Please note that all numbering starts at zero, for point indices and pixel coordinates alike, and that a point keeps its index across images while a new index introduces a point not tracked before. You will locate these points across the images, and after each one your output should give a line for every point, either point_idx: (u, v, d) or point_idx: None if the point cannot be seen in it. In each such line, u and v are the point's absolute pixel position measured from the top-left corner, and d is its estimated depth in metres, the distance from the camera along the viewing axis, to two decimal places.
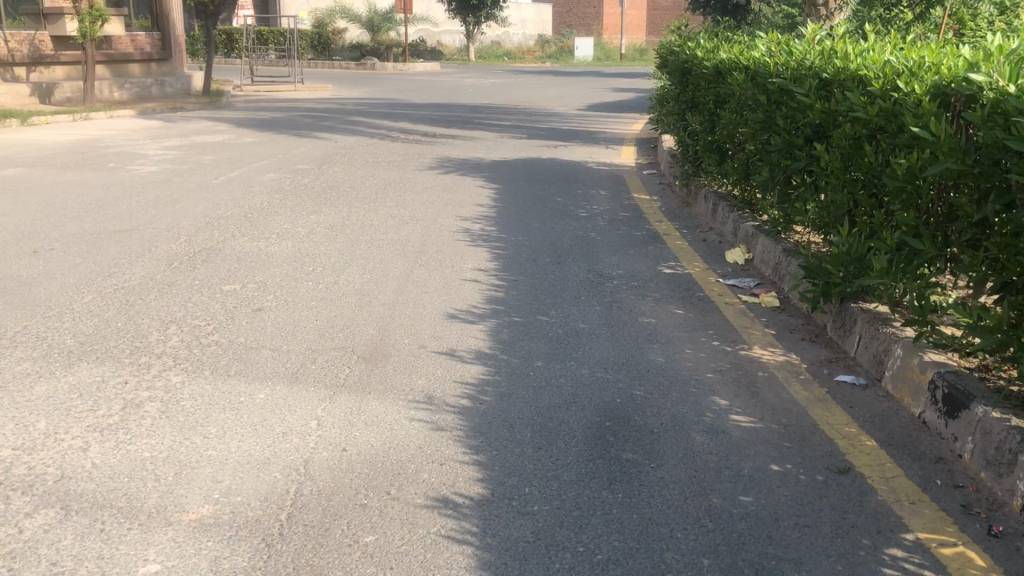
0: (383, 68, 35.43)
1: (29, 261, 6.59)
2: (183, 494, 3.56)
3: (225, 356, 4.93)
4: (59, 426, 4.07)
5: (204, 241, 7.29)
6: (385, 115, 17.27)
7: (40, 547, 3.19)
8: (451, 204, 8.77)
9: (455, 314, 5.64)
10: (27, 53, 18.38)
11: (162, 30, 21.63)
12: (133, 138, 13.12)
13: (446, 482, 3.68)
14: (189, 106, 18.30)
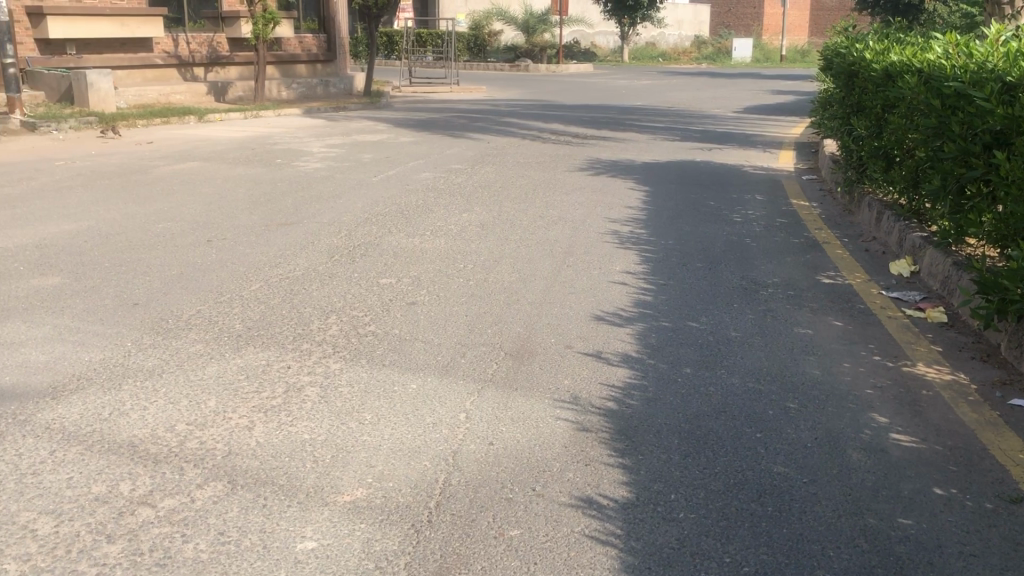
0: (537, 69, 35.79)
1: (204, 249, 7.04)
2: (339, 476, 3.72)
3: (380, 347, 5.11)
4: (228, 405, 4.34)
5: (362, 235, 7.58)
6: (538, 116, 17.41)
7: (209, 516, 3.41)
8: (601, 206, 8.77)
9: (602, 316, 5.64)
10: (206, 54, 19.65)
11: (328, 32, 22.65)
12: (299, 136, 13.78)
13: (591, 483, 3.69)
14: (351, 106, 19.07)
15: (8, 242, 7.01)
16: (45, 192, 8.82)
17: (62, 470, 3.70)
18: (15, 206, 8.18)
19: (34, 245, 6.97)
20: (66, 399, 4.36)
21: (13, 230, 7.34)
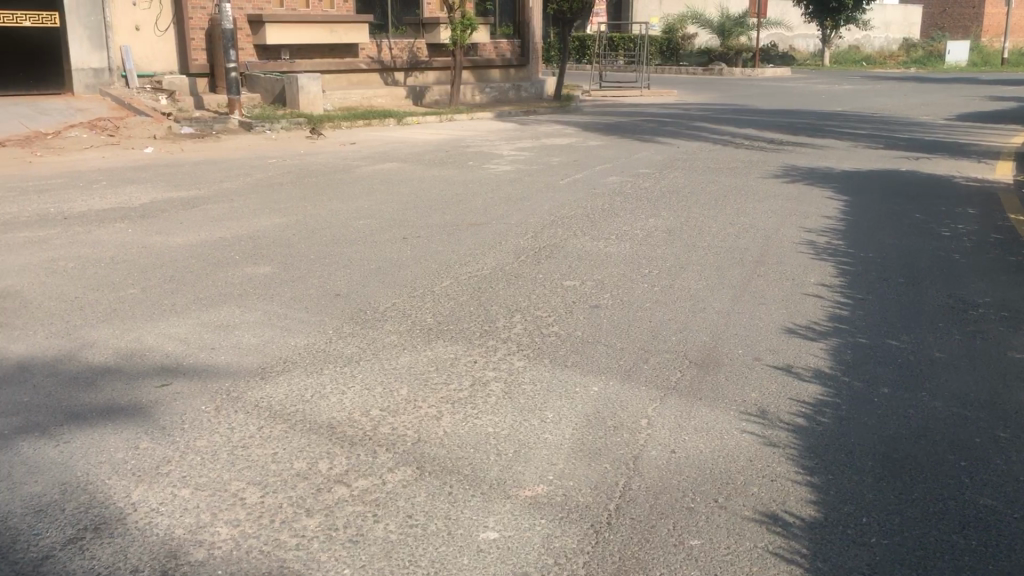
0: (732, 74, 34.96)
1: (400, 245, 7.37)
2: (522, 470, 3.80)
3: (564, 347, 5.17)
4: (418, 394, 4.52)
5: (549, 237, 7.68)
6: (730, 121, 17.00)
7: (399, 499, 3.57)
8: (795, 215, 8.46)
9: (793, 329, 5.45)
10: (407, 59, 20.52)
11: (522, 37, 23.12)
12: (491, 139, 14.13)
13: (776, 499, 3.58)
14: (541, 110, 19.36)
15: (226, 232, 7.60)
16: (259, 187, 9.49)
17: (268, 445, 3.99)
18: (233, 200, 8.85)
19: (249, 237, 7.52)
20: (272, 379, 4.69)
21: (230, 222, 7.95)
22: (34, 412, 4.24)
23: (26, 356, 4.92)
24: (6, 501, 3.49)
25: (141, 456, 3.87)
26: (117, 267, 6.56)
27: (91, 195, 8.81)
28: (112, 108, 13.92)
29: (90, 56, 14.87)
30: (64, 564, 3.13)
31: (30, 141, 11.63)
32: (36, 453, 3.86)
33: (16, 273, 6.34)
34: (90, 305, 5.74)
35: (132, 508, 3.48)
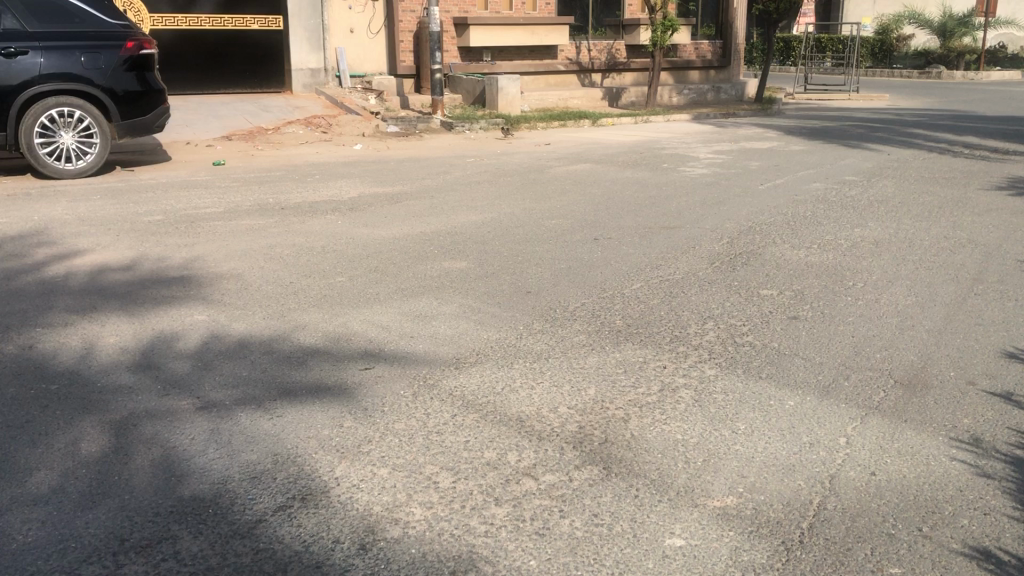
0: (952, 77, 32.69)
1: (592, 246, 7.41)
2: (710, 480, 3.73)
3: (758, 358, 5.03)
4: (606, 395, 4.53)
5: (745, 244, 7.48)
6: (949, 127, 15.90)
7: (585, 497, 3.60)
8: (1020, 231, 7.80)
9: (1014, 354, 5.04)
10: (605, 61, 20.57)
11: (724, 38, 22.63)
12: (688, 141, 13.92)
13: (989, 534, 3.33)
14: (740, 113, 18.87)
15: (426, 227, 7.92)
16: (458, 185, 9.81)
17: (461, 433, 4.12)
18: (433, 196, 9.19)
19: (447, 232, 7.79)
20: (466, 370, 4.85)
21: (430, 217, 8.26)
22: (251, 386, 4.60)
23: (245, 334, 5.33)
24: (226, 466, 3.80)
25: (344, 435, 4.10)
26: (327, 256, 6.98)
27: (306, 188, 9.41)
28: (326, 106, 14.81)
29: (308, 57, 15.86)
30: (274, 529, 3.37)
31: (254, 136, 12.58)
32: (252, 424, 4.18)
33: (239, 257, 6.88)
34: (302, 291, 6.15)
35: (335, 483, 3.70)
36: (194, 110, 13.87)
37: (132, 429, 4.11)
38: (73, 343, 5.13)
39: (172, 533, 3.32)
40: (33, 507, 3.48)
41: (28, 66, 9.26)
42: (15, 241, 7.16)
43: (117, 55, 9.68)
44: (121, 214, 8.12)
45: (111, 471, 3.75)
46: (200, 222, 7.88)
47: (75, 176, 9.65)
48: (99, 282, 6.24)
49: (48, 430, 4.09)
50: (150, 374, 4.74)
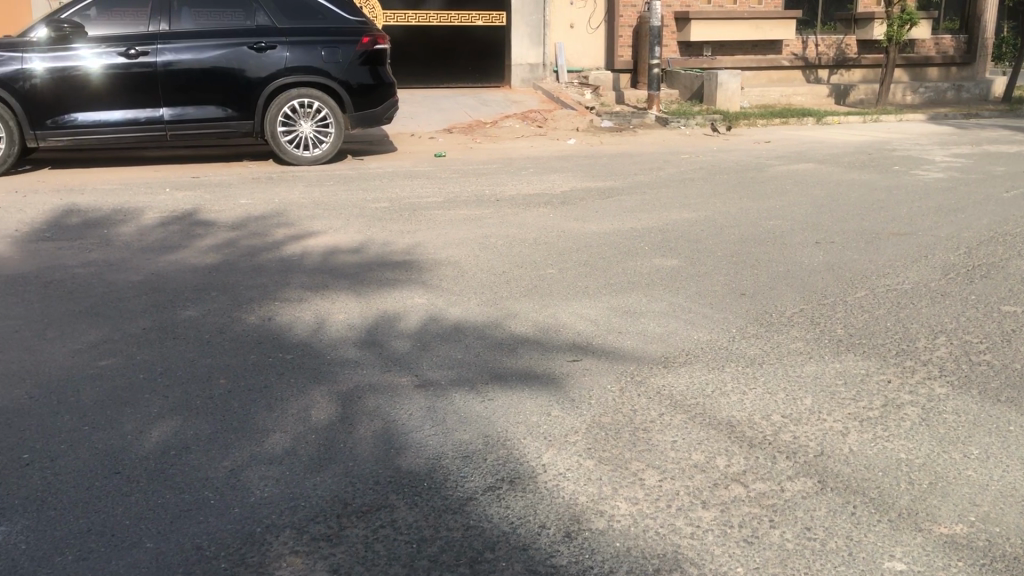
0: None
1: (812, 250, 7.10)
2: (937, 505, 3.48)
3: (996, 380, 4.64)
4: (823, 406, 4.34)
5: (985, 256, 6.91)
6: None
7: (797, 509, 3.46)
8: None
9: None
10: (833, 56, 19.58)
11: (970, 33, 20.97)
12: (922, 143, 13.00)
13: None
14: (984, 113, 17.40)
15: (638, 223, 7.88)
16: (671, 182, 9.67)
17: (668, 433, 4.08)
18: (645, 193, 9.12)
19: (660, 229, 7.72)
20: (675, 370, 4.79)
21: (642, 214, 8.20)
22: (464, 368, 4.77)
23: (460, 319, 5.53)
24: (440, 443, 3.97)
25: (552, 423, 4.16)
26: (540, 248, 7.10)
27: (521, 181, 9.61)
28: (543, 101, 15.06)
29: (528, 52, 16.27)
30: (484, 508, 3.48)
31: (473, 129, 13.01)
32: (465, 405, 4.34)
33: (456, 245, 7.14)
34: (515, 280, 6.29)
35: (542, 470, 3.77)
36: (419, 103, 14.53)
37: (355, 400, 4.37)
38: (305, 318, 5.53)
39: (389, 501, 3.51)
40: (268, 465, 3.78)
41: (275, 60, 10.03)
42: (258, 221, 7.80)
43: (353, 49, 10.29)
44: (350, 200, 8.64)
45: (337, 438, 4.01)
46: (421, 210, 8.24)
47: (309, 163, 10.42)
48: (329, 262, 6.68)
49: (282, 396, 4.43)
50: (373, 350, 5.02)
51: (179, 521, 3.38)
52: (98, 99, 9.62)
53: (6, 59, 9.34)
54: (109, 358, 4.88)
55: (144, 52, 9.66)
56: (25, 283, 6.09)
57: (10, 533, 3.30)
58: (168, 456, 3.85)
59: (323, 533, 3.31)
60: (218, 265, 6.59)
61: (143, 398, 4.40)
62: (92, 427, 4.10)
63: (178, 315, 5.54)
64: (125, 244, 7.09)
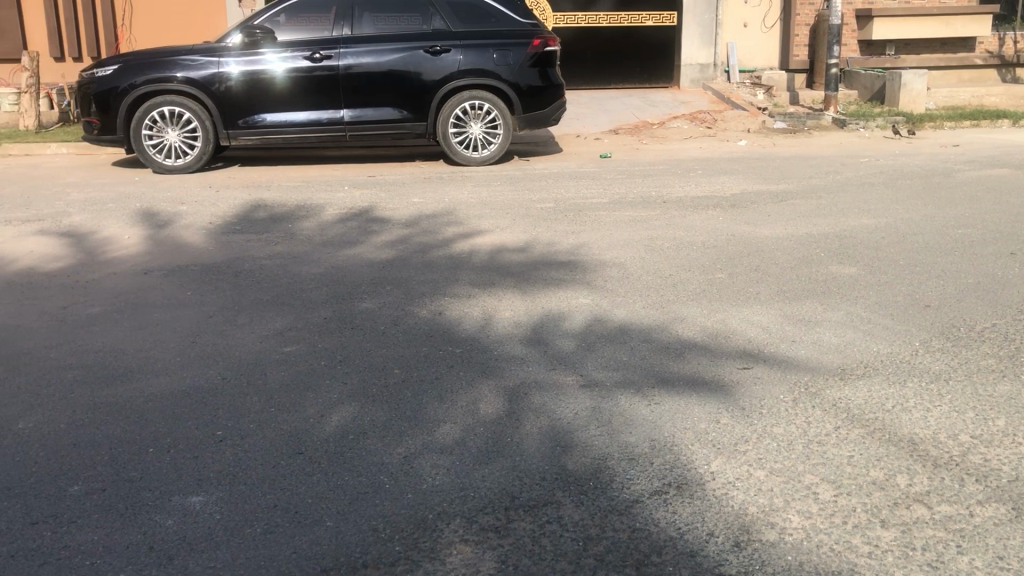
0: None
1: (1006, 261, 6.63)
2: None
3: None
4: (1018, 429, 4.05)
5: None
6: None
7: (989, 537, 3.26)
8: None
9: None
10: None
11: None
12: None
13: None
14: None
15: (812, 229, 7.60)
16: (849, 186, 9.27)
17: (844, 447, 3.92)
18: (820, 197, 8.79)
19: (836, 235, 7.42)
20: (852, 382, 4.59)
21: (817, 219, 7.91)
22: (631, 370, 4.75)
23: (626, 320, 5.51)
24: (607, 444, 3.97)
25: (721, 430, 4.09)
26: (708, 251, 6.97)
27: (689, 183, 9.46)
28: (712, 102, 14.78)
29: (699, 52, 15.96)
30: (650, 511, 3.46)
31: (640, 131, 12.94)
32: (631, 407, 4.32)
33: (622, 247, 7.12)
34: (682, 284, 6.21)
35: (711, 477, 3.71)
36: (585, 104, 14.57)
37: (523, 397, 4.44)
38: (474, 314, 5.66)
39: (556, 498, 3.55)
40: (439, 455, 3.90)
41: (449, 62, 10.31)
42: (430, 219, 8.04)
43: (524, 52, 10.45)
44: (518, 200, 8.78)
45: (505, 432, 4.09)
46: (588, 211, 8.27)
47: (478, 163, 10.63)
48: (497, 260, 6.81)
49: (452, 388, 4.56)
50: (539, 348, 5.08)
51: (356, 503, 3.54)
52: (284, 101, 10.20)
53: (204, 63, 10.04)
54: (292, 345, 5.17)
55: (327, 55, 10.15)
56: (218, 272, 6.54)
57: (205, 503, 3.55)
58: (347, 440, 4.04)
59: (491, 524, 3.38)
60: (392, 260, 6.85)
61: (323, 384, 4.63)
62: (277, 408, 4.36)
63: (355, 306, 5.79)
64: (306, 239, 7.48)
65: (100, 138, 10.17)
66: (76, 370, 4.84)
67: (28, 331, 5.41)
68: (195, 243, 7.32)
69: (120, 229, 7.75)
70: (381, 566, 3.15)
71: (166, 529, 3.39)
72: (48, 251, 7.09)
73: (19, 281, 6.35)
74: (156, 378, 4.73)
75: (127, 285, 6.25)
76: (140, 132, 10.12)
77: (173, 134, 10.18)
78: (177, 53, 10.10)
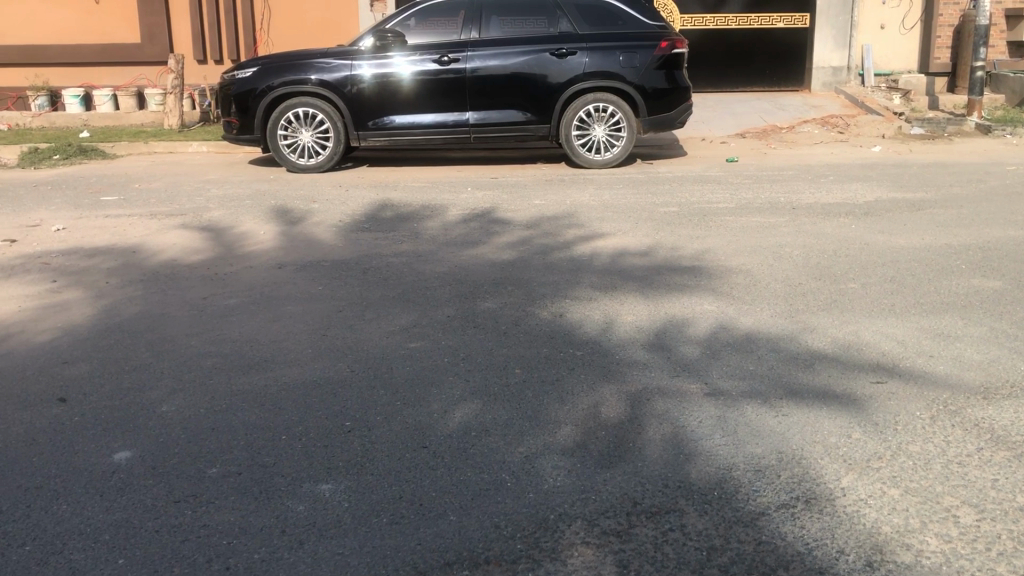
0: None
1: None
2: None
3: None
4: None
5: None
6: None
7: None
8: None
9: None
10: None
11: None
12: None
13: None
14: None
15: (953, 240, 7.24)
16: (993, 196, 8.79)
17: (988, 470, 3.72)
18: (962, 206, 8.37)
19: (980, 247, 7.04)
20: (997, 402, 4.35)
21: (958, 229, 7.53)
22: (757, 381, 4.63)
23: (753, 329, 5.38)
24: (732, 454, 3.89)
25: (853, 446, 3.94)
26: (840, 260, 6.74)
27: (819, 189, 9.17)
28: (845, 106, 14.29)
29: (832, 54, 15.45)
30: (777, 525, 3.37)
31: (767, 135, 12.63)
32: (757, 418, 4.22)
33: (749, 253, 6.96)
34: (812, 293, 6.02)
35: (841, 493, 3.58)
36: (711, 108, 14.33)
37: (646, 402, 4.40)
38: (596, 317, 5.64)
39: (679, 506, 3.50)
40: (560, 456, 3.90)
41: (575, 65, 10.32)
42: (552, 222, 8.07)
43: (651, 54, 10.36)
44: (641, 203, 8.71)
45: (627, 437, 4.05)
46: (713, 216, 8.12)
47: (601, 166, 10.58)
48: (619, 264, 6.76)
49: (574, 391, 4.55)
50: (662, 354, 5.02)
51: (478, 499, 3.58)
52: (412, 103, 10.42)
53: (338, 66, 10.36)
54: (417, 341, 5.27)
55: (455, 58, 10.32)
56: (347, 268, 6.73)
57: (334, 491, 3.67)
58: (469, 437, 4.09)
59: (613, 528, 3.36)
60: (514, 261, 6.90)
61: (447, 381, 4.71)
62: (402, 403, 4.45)
63: (477, 306, 5.86)
64: (431, 238, 7.62)
65: (238, 137, 10.64)
66: (214, 358, 5.07)
67: (171, 320, 5.70)
68: (325, 240, 7.56)
69: (255, 224, 8.08)
70: (503, 563, 3.18)
71: (298, 514, 3.51)
72: (190, 244, 7.45)
73: (163, 272, 6.70)
74: (288, 368, 4.91)
75: (262, 278, 6.51)
76: (276, 132, 10.53)
77: (306, 134, 10.55)
78: (312, 56, 10.46)
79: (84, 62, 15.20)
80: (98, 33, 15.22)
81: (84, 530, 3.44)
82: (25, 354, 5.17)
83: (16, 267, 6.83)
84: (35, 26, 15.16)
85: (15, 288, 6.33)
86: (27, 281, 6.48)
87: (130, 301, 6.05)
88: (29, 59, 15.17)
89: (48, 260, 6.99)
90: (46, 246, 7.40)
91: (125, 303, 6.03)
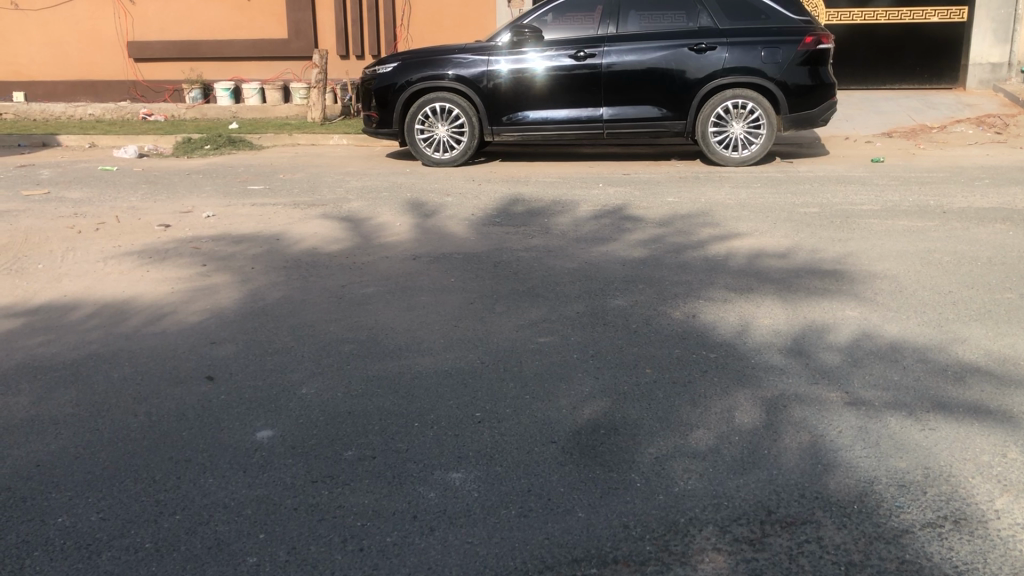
0: None
1: None
2: None
3: None
4: None
5: None
6: None
7: None
8: None
9: None
10: None
11: None
12: None
13: None
14: None
15: None
16: None
17: None
18: None
19: None
20: None
21: None
22: (903, 392, 4.42)
23: (899, 338, 5.14)
24: (875, 467, 3.72)
25: (1009, 466, 3.71)
26: (996, 268, 6.35)
27: (972, 192, 8.67)
28: (1004, 105, 13.46)
29: (991, 50, 14.53)
30: (923, 544, 3.21)
31: (917, 135, 12.04)
32: (903, 431, 4.02)
33: (895, 258, 6.64)
34: (964, 302, 5.70)
35: (995, 516, 3.37)
36: (857, 105, 13.78)
37: (782, 409, 4.26)
38: (731, 319, 5.50)
39: (816, 517, 3.38)
40: (692, 459, 3.82)
41: (714, 60, 10.11)
42: (684, 220, 7.91)
43: (794, 49, 10.04)
44: (779, 203, 8.45)
45: (761, 444, 3.94)
46: (856, 218, 7.80)
47: (738, 163, 10.33)
48: (756, 265, 6.58)
49: (707, 393, 4.46)
50: (801, 360, 4.85)
51: (607, 497, 3.56)
52: (546, 98, 10.45)
53: (475, 62, 10.48)
54: (546, 336, 5.28)
55: (592, 54, 10.27)
56: (479, 261, 6.81)
57: (465, 480, 3.71)
58: (598, 434, 4.07)
59: (746, 536, 3.28)
60: (646, 259, 6.81)
61: (576, 376, 4.70)
62: (531, 396, 4.47)
63: (608, 303, 5.83)
64: (562, 234, 7.61)
65: (377, 131, 10.94)
66: (351, 344, 5.22)
67: (311, 305, 5.91)
68: (458, 233, 7.68)
69: (391, 216, 8.28)
70: (632, 564, 3.15)
71: (429, 501, 3.58)
72: (330, 233, 7.71)
73: (305, 260, 6.95)
74: (420, 357, 5.01)
75: (397, 268, 6.68)
76: (413, 126, 10.75)
77: (442, 129, 10.72)
78: (451, 51, 10.62)
79: (235, 56, 15.95)
80: (248, 29, 15.91)
81: (228, 504, 3.60)
82: (176, 334, 5.46)
83: (170, 251, 7.22)
84: (192, 23, 15.97)
85: (169, 271, 6.68)
86: (181, 264, 6.83)
87: (273, 287, 6.30)
88: (186, 54, 15.97)
89: (198, 245, 7.36)
90: (197, 231, 7.79)
91: (268, 288, 6.28)
